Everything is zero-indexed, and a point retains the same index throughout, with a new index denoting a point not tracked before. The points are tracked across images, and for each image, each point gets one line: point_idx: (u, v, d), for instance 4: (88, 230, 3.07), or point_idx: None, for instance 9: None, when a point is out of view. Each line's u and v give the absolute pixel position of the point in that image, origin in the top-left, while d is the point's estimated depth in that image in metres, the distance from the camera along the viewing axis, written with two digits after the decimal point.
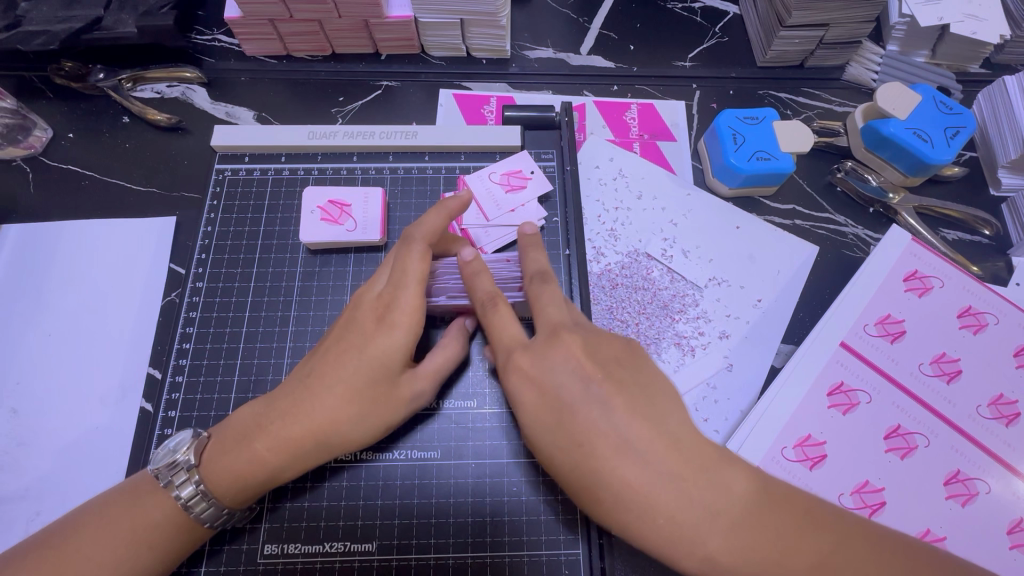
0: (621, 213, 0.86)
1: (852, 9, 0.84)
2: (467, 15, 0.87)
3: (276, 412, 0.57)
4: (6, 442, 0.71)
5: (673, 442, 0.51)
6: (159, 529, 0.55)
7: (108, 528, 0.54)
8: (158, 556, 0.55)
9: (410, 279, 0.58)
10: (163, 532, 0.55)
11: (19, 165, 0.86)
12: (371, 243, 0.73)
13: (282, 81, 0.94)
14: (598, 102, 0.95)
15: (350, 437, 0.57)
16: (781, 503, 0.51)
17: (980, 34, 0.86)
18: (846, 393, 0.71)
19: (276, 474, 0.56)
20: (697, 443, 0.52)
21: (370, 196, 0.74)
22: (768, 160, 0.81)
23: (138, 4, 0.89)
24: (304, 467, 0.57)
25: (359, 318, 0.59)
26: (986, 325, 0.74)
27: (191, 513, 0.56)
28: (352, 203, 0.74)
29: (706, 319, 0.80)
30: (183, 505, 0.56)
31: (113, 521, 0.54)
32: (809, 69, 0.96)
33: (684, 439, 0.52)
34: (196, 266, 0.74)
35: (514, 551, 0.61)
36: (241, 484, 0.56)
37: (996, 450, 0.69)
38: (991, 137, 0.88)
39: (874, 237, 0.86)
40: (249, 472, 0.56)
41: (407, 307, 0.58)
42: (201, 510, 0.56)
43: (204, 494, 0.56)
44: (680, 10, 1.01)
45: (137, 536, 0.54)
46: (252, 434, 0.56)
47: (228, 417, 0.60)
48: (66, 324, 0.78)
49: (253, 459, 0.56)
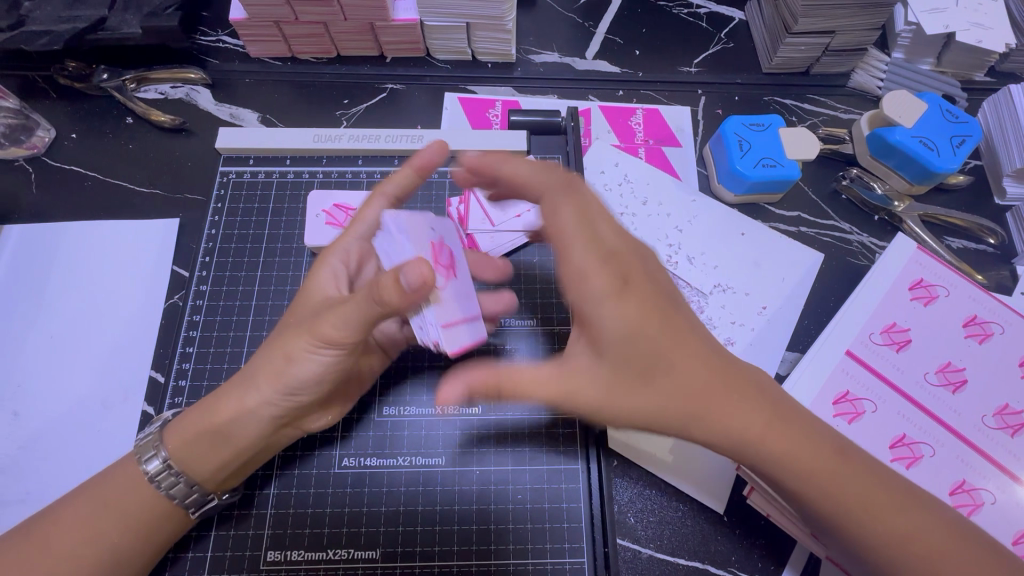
0: (627, 218, 0.86)
1: (859, 15, 0.84)
2: (473, 19, 0.87)
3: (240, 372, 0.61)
4: (6, 443, 0.71)
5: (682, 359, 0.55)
6: (143, 514, 0.56)
7: (93, 508, 0.56)
8: (142, 537, 0.56)
9: (337, 246, 0.64)
10: (151, 517, 0.56)
11: (21, 166, 0.86)
12: None
13: (287, 82, 0.94)
14: (603, 107, 0.94)
15: (268, 370, 0.57)
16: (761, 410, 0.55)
17: (986, 43, 0.86)
18: (852, 402, 0.71)
19: (219, 428, 0.57)
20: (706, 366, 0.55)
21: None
22: (774, 167, 0.81)
23: (142, 5, 0.89)
24: (233, 416, 0.57)
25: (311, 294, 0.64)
26: (992, 335, 0.74)
27: (159, 488, 0.57)
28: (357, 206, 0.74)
29: (711, 326, 0.79)
30: (150, 478, 0.57)
31: (100, 501, 0.56)
32: (815, 76, 0.96)
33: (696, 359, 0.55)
34: (199, 269, 0.74)
35: (519, 559, 0.61)
36: (197, 453, 0.57)
37: (1002, 460, 0.68)
38: (996, 146, 0.88)
39: (879, 245, 0.86)
40: (212, 431, 0.57)
41: (330, 265, 0.63)
42: (169, 485, 0.57)
43: (170, 468, 0.57)
44: (686, 16, 1.01)
45: (123, 519, 0.56)
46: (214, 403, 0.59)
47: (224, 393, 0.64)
48: (67, 326, 0.77)
49: (211, 420, 0.57)
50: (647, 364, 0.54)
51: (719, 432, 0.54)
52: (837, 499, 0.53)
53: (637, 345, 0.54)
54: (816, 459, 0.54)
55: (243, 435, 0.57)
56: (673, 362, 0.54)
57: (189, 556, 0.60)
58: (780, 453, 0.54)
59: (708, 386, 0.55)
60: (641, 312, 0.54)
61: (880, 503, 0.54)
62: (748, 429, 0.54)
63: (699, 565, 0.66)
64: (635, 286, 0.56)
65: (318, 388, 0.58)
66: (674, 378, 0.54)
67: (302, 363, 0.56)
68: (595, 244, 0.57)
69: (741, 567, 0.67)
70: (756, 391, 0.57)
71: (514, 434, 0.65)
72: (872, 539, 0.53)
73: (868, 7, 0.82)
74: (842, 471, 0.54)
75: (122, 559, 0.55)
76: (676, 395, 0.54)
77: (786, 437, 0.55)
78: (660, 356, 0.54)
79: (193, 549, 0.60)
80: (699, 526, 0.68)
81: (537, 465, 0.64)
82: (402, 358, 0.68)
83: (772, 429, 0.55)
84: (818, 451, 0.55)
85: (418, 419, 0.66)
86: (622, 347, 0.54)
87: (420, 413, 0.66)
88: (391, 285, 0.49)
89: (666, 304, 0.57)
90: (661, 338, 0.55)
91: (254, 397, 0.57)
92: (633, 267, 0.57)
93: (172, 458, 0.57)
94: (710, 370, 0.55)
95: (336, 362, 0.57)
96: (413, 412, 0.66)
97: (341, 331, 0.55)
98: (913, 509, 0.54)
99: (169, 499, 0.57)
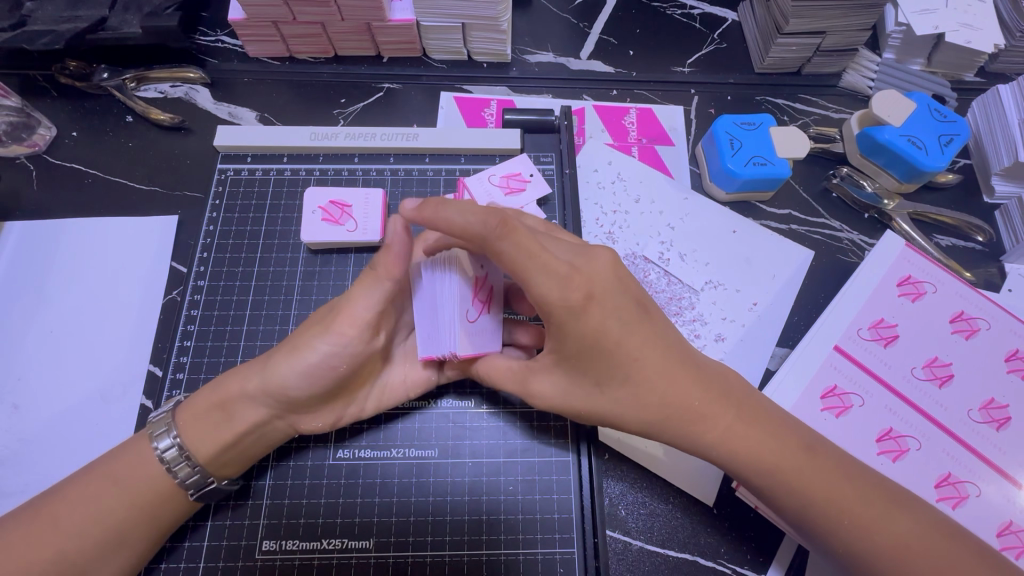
0: (619, 216, 0.87)
1: (849, 16, 0.85)
2: (469, 19, 0.88)
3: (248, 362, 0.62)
4: (6, 436, 0.72)
5: (648, 371, 0.56)
6: (149, 495, 0.57)
7: (99, 487, 0.57)
8: (146, 524, 0.57)
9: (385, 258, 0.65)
10: (156, 505, 0.57)
11: (22, 163, 0.87)
12: (371, 243, 0.74)
13: (285, 82, 0.95)
14: (597, 106, 0.95)
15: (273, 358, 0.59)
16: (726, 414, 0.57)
17: (975, 44, 0.87)
18: (840, 396, 0.72)
19: (227, 404, 0.59)
20: (674, 375, 0.57)
21: (370, 197, 0.75)
22: (765, 165, 0.82)
23: (142, 5, 0.90)
24: (239, 402, 0.59)
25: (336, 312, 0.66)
26: (978, 330, 0.75)
27: (166, 471, 0.58)
28: (353, 203, 0.75)
29: (702, 322, 0.80)
30: (159, 459, 0.58)
31: (105, 481, 0.57)
32: (807, 76, 0.97)
33: (665, 373, 0.57)
34: (197, 265, 0.75)
35: (510, 549, 0.62)
36: (203, 432, 0.59)
37: (987, 453, 0.69)
38: (985, 145, 0.89)
39: (869, 242, 0.87)
40: (220, 409, 0.59)
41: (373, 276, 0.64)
42: (176, 468, 0.58)
43: (179, 451, 0.58)
44: (680, 17, 1.02)
45: (127, 500, 0.56)
46: (222, 383, 0.60)
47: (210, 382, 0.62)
48: (67, 320, 0.78)
49: (222, 398, 0.59)
50: (606, 372, 0.57)
51: (684, 433, 0.58)
52: (804, 495, 0.55)
53: (597, 359, 0.56)
54: (782, 458, 0.56)
55: (246, 415, 0.59)
56: (636, 368, 0.56)
57: (186, 545, 0.61)
58: (747, 451, 0.56)
59: (674, 387, 0.57)
60: (601, 324, 0.55)
61: (848, 497, 0.55)
62: (714, 429, 0.57)
63: (688, 557, 0.67)
64: (598, 300, 0.55)
65: (319, 381, 0.58)
66: (634, 387, 0.57)
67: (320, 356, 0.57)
68: (553, 266, 0.54)
69: (730, 558, 0.68)
70: (725, 392, 0.58)
71: (506, 427, 0.67)
72: (837, 532, 0.55)
73: (858, 7, 0.83)
74: (807, 462, 0.56)
75: (126, 545, 0.56)
76: (638, 400, 0.57)
77: (752, 438, 0.57)
78: (622, 363, 0.56)
79: (190, 538, 0.61)
80: (689, 518, 0.69)
81: (529, 457, 0.65)
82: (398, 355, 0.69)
83: (735, 430, 0.57)
84: (785, 448, 0.57)
85: (412, 411, 0.67)
86: (580, 357, 0.57)
87: (414, 407, 0.67)
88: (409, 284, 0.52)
89: (633, 313, 0.57)
90: (625, 346, 0.56)
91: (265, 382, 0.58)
92: (597, 279, 0.56)
93: (181, 437, 0.58)
94: (678, 373, 0.57)
95: (341, 355, 0.58)
96: (407, 405, 0.67)
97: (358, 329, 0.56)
98: (882, 503, 0.55)
99: (174, 479, 0.58)
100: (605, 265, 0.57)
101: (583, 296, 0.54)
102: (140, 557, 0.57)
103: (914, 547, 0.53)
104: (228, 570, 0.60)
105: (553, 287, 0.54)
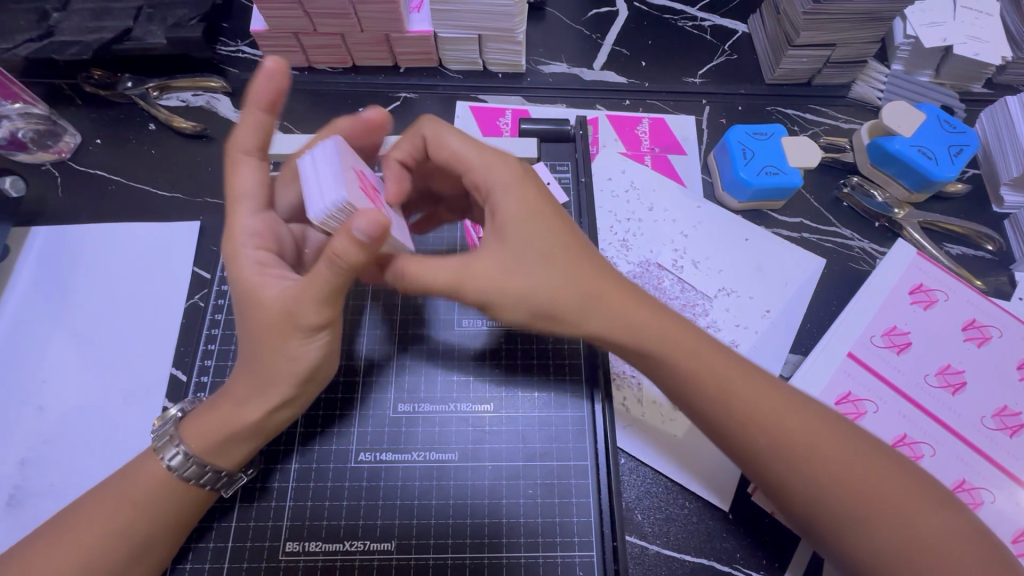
0: (633, 224, 0.88)
1: (859, 29, 0.87)
2: (485, 31, 0.90)
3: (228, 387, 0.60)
4: (31, 437, 0.73)
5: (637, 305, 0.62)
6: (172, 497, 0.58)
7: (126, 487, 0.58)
8: (169, 523, 0.58)
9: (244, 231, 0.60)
10: (180, 505, 0.58)
11: (48, 169, 0.89)
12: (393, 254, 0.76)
13: (303, 91, 0.97)
14: (610, 116, 0.97)
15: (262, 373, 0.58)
16: (779, 398, 0.59)
17: (983, 56, 0.90)
18: (853, 402, 0.73)
19: (238, 423, 0.58)
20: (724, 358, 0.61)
21: None
22: (777, 175, 0.84)
23: (166, 16, 0.92)
24: (242, 424, 0.58)
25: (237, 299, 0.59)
26: (990, 338, 0.75)
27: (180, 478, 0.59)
28: None
29: (715, 329, 0.81)
30: (174, 473, 0.59)
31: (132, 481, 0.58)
32: (816, 87, 0.99)
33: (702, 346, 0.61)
34: (221, 270, 0.76)
35: (530, 552, 0.62)
36: (224, 450, 0.59)
37: (1001, 459, 0.70)
38: (994, 156, 0.91)
39: (880, 251, 0.88)
40: (228, 432, 0.59)
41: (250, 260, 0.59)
42: (189, 474, 0.59)
43: (189, 458, 0.59)
44: (690, 28, 1.04)
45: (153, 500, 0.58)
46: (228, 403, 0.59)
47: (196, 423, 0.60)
48: (91, 323, 0.80)
49: (226, 426, 0.58)
50: (540, 251, 0.60)
51: (739, 410, 0.58)
52: (860, 493, 0.54)
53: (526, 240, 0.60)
54: (839, 450, 0.56)
55: (273, 424, 0.60)
56: (566, 260, 0.60)
57: (211, 546, 0.62)
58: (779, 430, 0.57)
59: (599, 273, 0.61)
60: (531, 204, 0.61)
61: (878, 483, 0.54)
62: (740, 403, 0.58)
63: (705, 562, 0.68)
64: (532, 187, 0.63)
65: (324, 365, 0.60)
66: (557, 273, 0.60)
67: (302, 347, 0.57)
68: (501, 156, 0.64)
69: (745, 563, 0.68)
70: (758, 376, 0.60)
71: (527, 432, 0.68)
72: (861, 528, 0.54)
73: (867, 21, 0.85)
74: (863, 457, 0.56)
75: (149, 544, 0.57)
76: (562, 279, 0.59)
77: (791, 413, 0.58)
78: (637, 321, 0.61)
79: (215, 540, 0.62)
80: (705, 523, 0.70)
81: (548, 461, 0.66)
82: (356, 324, 0.73)
83: (791, 414, 0.58)
84: (843, 444, 0.57)
85: (432, 416, 0.68)
86: (516, 231, 0.60)
87: (434, 410, 0.68)
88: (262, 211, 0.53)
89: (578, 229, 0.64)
90: (555, 236, 0.61)
91: (253, 400, 0.58)
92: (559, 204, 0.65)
93: (195, 452, 0.58)
94: (624, 289, 0.62)
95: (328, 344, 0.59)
96: (427, 409, 0.68)
97: (326, 312, 0.55)
98: (915, 500, 0.54)
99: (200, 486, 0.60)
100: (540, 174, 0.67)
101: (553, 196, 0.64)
102: (162, 559, 0.58)
103: (940, 546, 0.52)
104: (252, 571, 0.61)
105: (486, 167, 0.63)
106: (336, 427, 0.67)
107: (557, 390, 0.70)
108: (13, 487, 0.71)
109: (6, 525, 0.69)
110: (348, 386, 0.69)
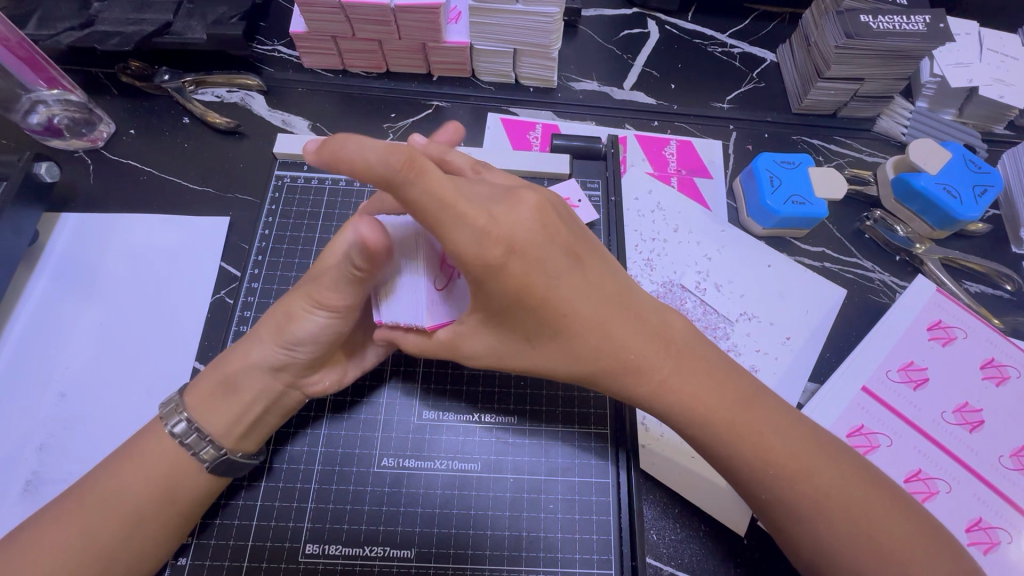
0: (658, 244, 0.89)
1: (886, 65, 0.88)
2: (521, 46, 0.92)
3: (214, 364, 0.63)
4: (50, 422, 0.73)
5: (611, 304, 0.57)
6: (182, 492, 0.58)
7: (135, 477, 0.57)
8: (176, 511, 0.58)
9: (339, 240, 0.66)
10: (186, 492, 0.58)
11: (80, 157, 0.90)
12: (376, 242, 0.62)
13: (337, 94, 0.98)
14: (638, 135, 0.98)
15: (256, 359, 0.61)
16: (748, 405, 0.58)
17: (1008, 98, 0.92)
18: (867, 435, 0.74)
19: (237, 377, 0.61)
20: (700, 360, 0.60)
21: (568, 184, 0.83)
22: (803, 205, 0.85)
23: (207, 13, 0.93)
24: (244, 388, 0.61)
25: (275, 312, 0.61)
26: (1008, 377, 0.76)
27: (184, 447, 0.59)
28: (568, 195, 0.81)
29: (736, 353, 0.82)
30: (176, 438, 0.59)
31: (152, 469, 0.58)
32: (840, 119, 1.01)
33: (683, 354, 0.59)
34: (252, 267, 0.78)
35: (548, 567, 0.63)
36: (211, 407, 0.60)
37: (1016, 499, 0.70)
38: (1014, 197, 0.92)
39: (900, 284, 0.89)
40: (223, 382, 0.61)
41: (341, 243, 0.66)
42: (195, 446, 0.59)
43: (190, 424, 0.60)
44: (720, 54, 1.06)
45: (169, 488, 0.58)
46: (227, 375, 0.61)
47: (198, 395, 0.61)
48: (116, 310, 0.80)
49: (224, 375, 0.61)
50: (533, 329, 0.56)
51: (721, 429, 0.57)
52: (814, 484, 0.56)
53: (528, 309, 0.53)
54: (795, 452, 0.57)
55: (249, 387, 0.61)
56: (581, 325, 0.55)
57: (231, 543, 0.62)
58: (764, 431, 0.57)
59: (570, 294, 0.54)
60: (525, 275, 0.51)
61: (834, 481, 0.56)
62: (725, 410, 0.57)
63: None
64: (522, 252, 0.50)
65: (320, 345, 0.61)
66: (564, 339, 0.56)
67: (305, 324, 0.59)
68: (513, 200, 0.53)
69: None
70: (759, 392, 0.60)
71: (549, 446, 0.68)
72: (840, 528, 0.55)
73: (896, 59, 0.87)
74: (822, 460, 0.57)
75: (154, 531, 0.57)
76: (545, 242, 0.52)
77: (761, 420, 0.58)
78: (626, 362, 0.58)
79: (235, 537, 0.62)
80: (721, 548, 0.70)
81: (569, 477, 0.67)
82: None
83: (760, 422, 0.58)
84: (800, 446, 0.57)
85: (455, 425, 0.68)
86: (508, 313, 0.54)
87: (456, 420, 0.68)
88: (359, 247, 0.51)
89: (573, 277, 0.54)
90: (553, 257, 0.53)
91: (259, 351, 0.61)
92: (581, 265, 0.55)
93: (188, 409, 0.60)
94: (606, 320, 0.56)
95: (327, 326, 0.60)
96: (450, 419, 0.68)
97: (340, 296, 0.57)
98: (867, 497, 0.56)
99: (187, 451, 0.59)
100: (532, 207, 0.52)
101: (574, 256, 0.55)
102: (163, 548, 0.58)
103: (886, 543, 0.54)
104: (270, 570, 0.61)
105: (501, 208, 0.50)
106: (360, 431, 0.67)
107: (579, 405, 0.70)
108: (31, 473, 0.70)
109: (22, 511, 0.68)
110: (373, 391, 0.69)
